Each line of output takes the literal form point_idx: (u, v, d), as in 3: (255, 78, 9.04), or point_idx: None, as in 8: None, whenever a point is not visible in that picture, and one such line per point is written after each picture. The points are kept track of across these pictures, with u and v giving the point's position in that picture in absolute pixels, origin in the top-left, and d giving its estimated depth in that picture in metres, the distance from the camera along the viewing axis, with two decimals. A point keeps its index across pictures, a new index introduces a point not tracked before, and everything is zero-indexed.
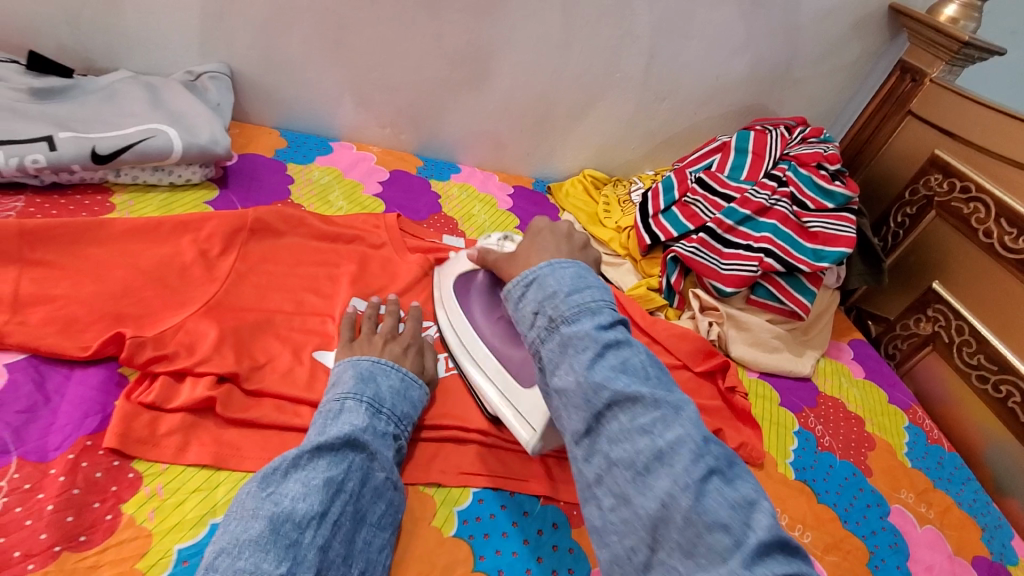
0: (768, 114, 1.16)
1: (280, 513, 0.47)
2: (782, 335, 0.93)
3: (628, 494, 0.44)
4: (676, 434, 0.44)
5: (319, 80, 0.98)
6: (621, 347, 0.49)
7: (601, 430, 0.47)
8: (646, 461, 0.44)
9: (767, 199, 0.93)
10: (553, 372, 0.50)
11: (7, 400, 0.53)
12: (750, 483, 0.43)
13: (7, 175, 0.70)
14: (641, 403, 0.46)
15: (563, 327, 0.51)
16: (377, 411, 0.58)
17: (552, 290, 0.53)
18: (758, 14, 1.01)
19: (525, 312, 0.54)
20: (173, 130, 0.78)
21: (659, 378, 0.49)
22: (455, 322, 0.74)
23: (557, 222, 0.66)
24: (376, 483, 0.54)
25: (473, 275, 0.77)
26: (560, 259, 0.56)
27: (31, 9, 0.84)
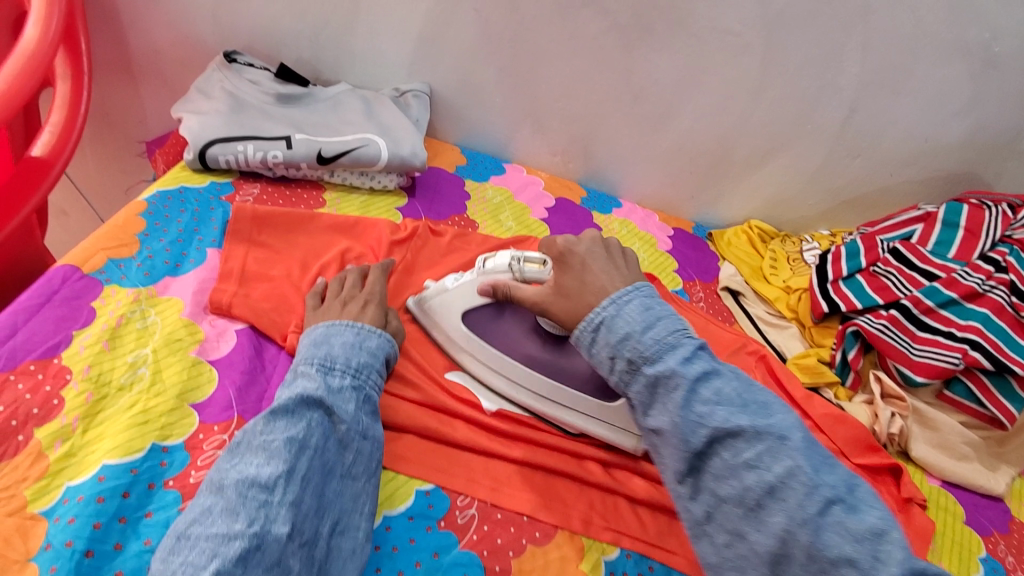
0: (981, 186, 1.02)
1: (244, 479, 0.46)
2: (976, 443, 0.80)
3: (743, 529, 0.48)
4: (785, 466, 0.46)
5: (504, 106, 1.03)
6: (711, 379, 0.51)
7: (706, 465, 0.50)
8: (757, 496, 0.47)
9: (980, 283, 0.82)
10: (648, 411, 0.53)
11: (234, 361, 0.60)
12: (873, 509, 0.45)
13: (251, 165, 0.82)
14: (742, 437, 0.48)
15: (645, 368, 0.52)
16: (329, 369, 0.56)
17: (626, 330, 0.54)
18: (991, 76, 0.90)
19: (601, 356, 0.55)
20: (382, 141, 0.87)
21: (754, 401, 0.50)
22: (491, 363, 0.68)
23: (588, 245, 0.63)
24: (342, 436, 0.53)
25: (482, 306, 0.68)
26: (622, 294, 0.56)
27: (284, 25, 0.98)
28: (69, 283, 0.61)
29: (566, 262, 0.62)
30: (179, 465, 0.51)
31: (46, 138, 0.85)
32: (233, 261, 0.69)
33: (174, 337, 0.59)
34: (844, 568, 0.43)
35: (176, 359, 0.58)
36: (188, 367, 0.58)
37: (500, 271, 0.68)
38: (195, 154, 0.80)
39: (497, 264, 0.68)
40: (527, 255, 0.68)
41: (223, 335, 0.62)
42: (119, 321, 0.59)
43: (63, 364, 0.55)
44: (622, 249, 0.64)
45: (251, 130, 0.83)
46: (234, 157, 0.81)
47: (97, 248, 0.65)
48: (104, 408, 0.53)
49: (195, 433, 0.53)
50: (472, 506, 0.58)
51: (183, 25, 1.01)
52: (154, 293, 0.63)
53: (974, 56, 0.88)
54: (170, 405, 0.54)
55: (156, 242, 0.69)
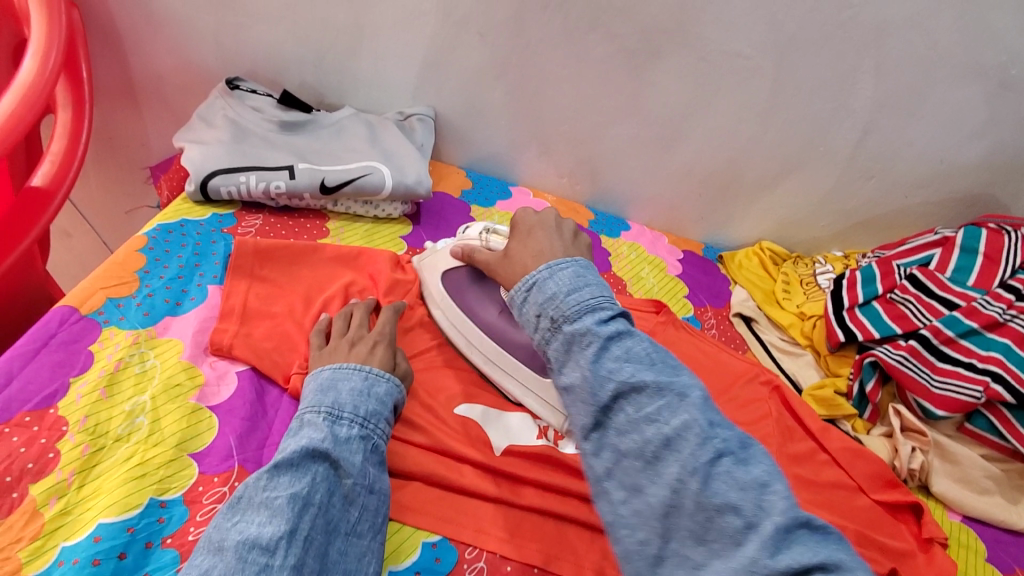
0: (999, 208, 0.99)
1: (244, 540, 0.44)
2: (997, 477, 0.78)
3: (640, 484, 0.44)
4: (682, 420, 0.43)
5: (510, 129, 1.02)
6: (624, 337, 0.48)
7: (609, 422, 0.46)
8: (655, 449, 0.43)
9: (1001, 313, 0.79)
10: (561, 370, 0.50)
11: (235, 407, 0.58)
12: (762, 463, 0.43)
13: (254, 195, 0.81)
14: (646, 392, 0.45)
15: (565, 327, 0.50)
16: (337, 417, 0.54)
17: (552, 291, 0.52)
18: (1010, 97, 0.87)
19: (528, 315, 0.53)
20: (386, 168, 0.85)
21: (664, 361, 0.48)
22: (454, 321, 0.73)
23: (542, 216, 0.63)
24: (347, 491, 0.51)
25: (459, 271, 0.74)
26: (559, 262, 0.54)
27: (287, 50, 0.97)
28: (66, 325, 0.60)
29: (517, 228, 0.64)
30: (177, 521, 0.50)
31: (47, 168, 0.84)
32: (234, 299, 0.67)
33: (173, 382, 0.58)
34: (726, 516, 0.40)
35: (176, 406, 0.56)
36: (187, 414, 0.56)
37: (470, 239, 0.72)
38: (196, 186, 0.79)
39: (469, 236, 0.73)
40: (496, 227, 0.72)
41: (224, 378, 0.61)
42: (117, 366, 0.58)
43: (60, 415, 0.53)
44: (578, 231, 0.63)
45: (253, 159, 0.82)
46: (236, 187, 0.80)
47: (96, 287, 0.64)
48: (100, 461, 0.52)
49: (194, 486, 0.52)
50: (480, 557, 0.57)
51: (186, 51, 1.00)
52: (153, 334, 0.62)
53: (992, 76, 0.86)
54: (169, 456, 0.53)
55: (156, 280, 0.68)
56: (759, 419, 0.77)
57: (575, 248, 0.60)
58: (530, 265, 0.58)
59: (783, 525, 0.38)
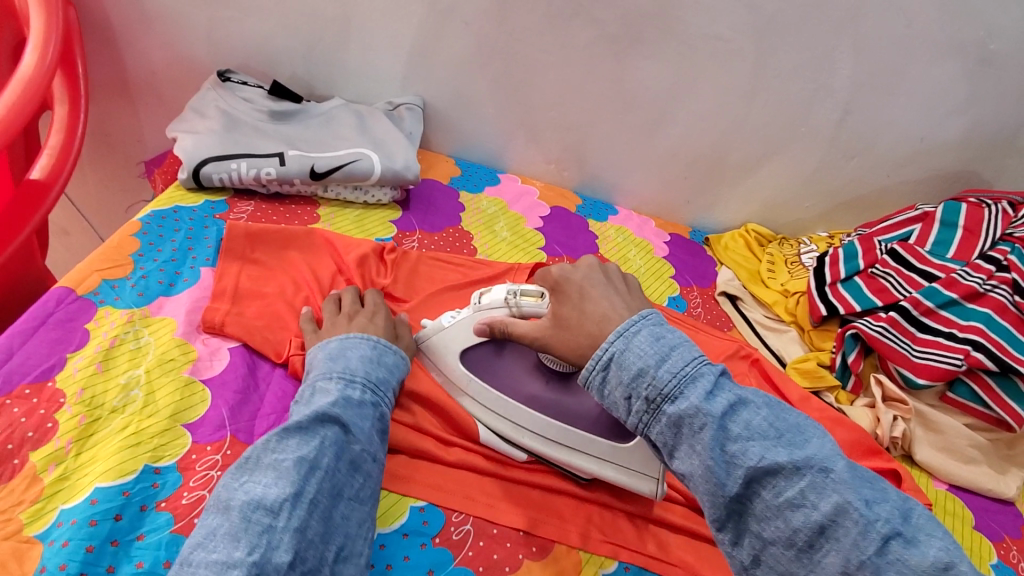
0: (981, 184, 1.01)
1: (250, 501, 0.45)
2: (983, 446, 0.79)
3: (794, 571, 0.43)
4: (833, 503, 0.42)
5: (497, 117, 1.03)
6: (739, 410, 0.46)
7: (747, 508, 0.45)
8: (807, 537, 0.43)
9: (981, 283, 0.81)
10: (672, 454, 0.47)
11: (226, 380, 0.60)
12: (926, 536, 0.42)
13: (245, 182, 0.83)
14: (782, 475, 0.44)
15: (666, 407, 0.46)
16: (349, 381, 0.56)
17: (639, 366, 0.47)
18: (986, 73, 0.89)
19: (615, 397, 0.49)
20: (375, 155, 0.87)
21: (787, 429, 0.46)
22: (493, 404, 0.65)
23: (585, 272, 0.59)
24: (354, 456, 0.52)
25: (480, 346, 0.66)
26: (628, 325, 0.50)
27: (277, 43, 0.99)
28: (63, 305, 0.62)
29: (563, 291, 0.58)
30: (171, 486, 0.51)
31: (45, 161, 0.86)
32: (227, 280, 0.69)
33: (167, 357, 0.60)
34: None
35: (169, 379, 0.58)
36: (181, 387, 0.58)
37: (496, 307, 0.64)
38: (189, 173, 0.81)
39: (496, 300, 0.64)
40: (524, 288, 0.63)
41: (216, 353, 0.62)
42: (112, 342, 0.60)
43: (57, 387, 0.55)
44: (622, 275, 0.60)
45: (244, 147, 0.84)
46: (227, 174, 0.82)
47: (91, 269, 0.66)
48: (97, 430, 0.54)
49: (187, 454, 0.54)
50: (467, 522, 0.58)
51: (178, 46, 1.02)
52: (147, 313, 0.64)
53: (968, 53, 0.87)
54: (163, 426, 0.55)
55: (150, 262, 0.69)
56: None
57: (632, 298, 0.57)
58: (597, 333, 0.53)
59: None
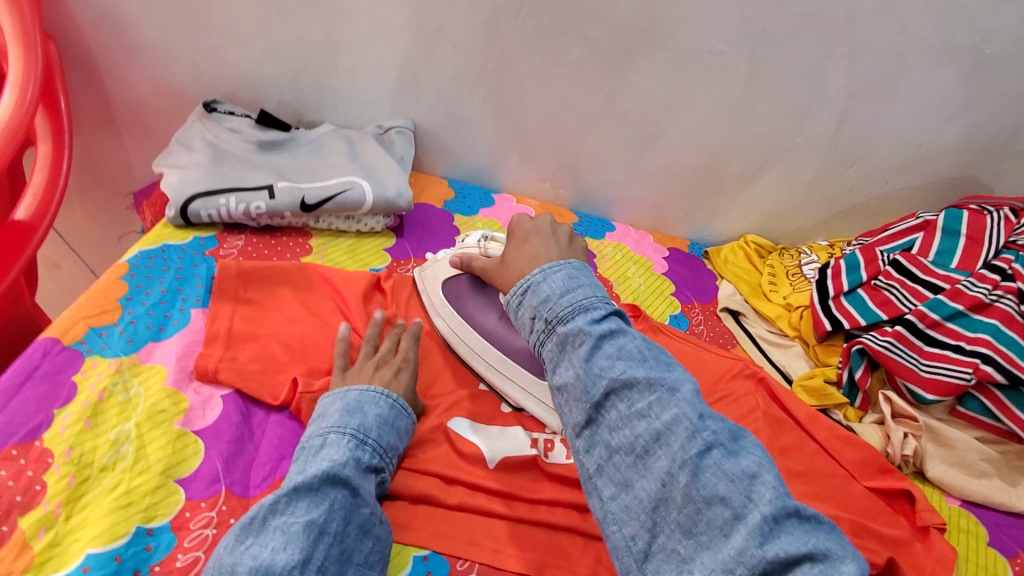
0: (981, 188, 1.00)
1: (257, 567, 0.44)
2: (994, 459, 0.77)
3: (631, 476, 0.44)
4: (673, 414, 0.43)
5: (489, 137, 1.02)
6: (617, 336, 0.48)
7: (600, 419, 0.46)
8: (645, 444, 0.43)
9: (986, 294, 0.79)
10: (553, 368, 0.49)
11: (220, 430, 0.59)
12: (751, 455, 0.43)
13: (234, 217, 0.81)
14: (637, 389, 0.45)
15: (559, 327, 0.49)
16: (362, 441, 0.55)
17: (546, 294, 0.51)
18: (982, 79, 0.88)
19: (523, 318, 0.52)
20: (367, 183, 0.86)
21: (656, 358, 0.47)
22: (455, 328, 0.73)
23: (538, 223, 0.63)
24: (364, 520, 0.50)
25: (459, 279, 0.75)
26: (553, 264, 0.53)
27: (264, 70, 0.97)
28: (50, 357, 0.60)
29: (512, 234, 0.63)
30: (164, 548, 0.50)
31: (29, 200, 0.85)
32: (219, 322, 0.67)
33: (158, 409, 0.58)
34: (715, 507, 0.40)
35: (161, 432, 0.57)
36: (173, 440, 0.57)
37: (469, 248, 0.74)
38: (177, 211, 0.79)
39: (468, 244, 0.74)
40: (493, 236, 0.74)
41: (209, 402, 0.61)
42: (101, 395, 0.58)
43: (45, 447, 0.53)
44: (572, 234, 0.63)
45: (232, 180, 0.83)
46: (216, 210, 0.80)
47: (78, 317, 0.64)
48: (87, 491, 0.52)
49: (181, 512, 0.52)
50: (472, 569, 0.56)
51: (164, 76, 1.01)
52: (137, 361, 0.62)
53: (963, 59, 0.86)
54: (155, 483, 0.53)
55: (139, 306, 0.68)
56: (748, 414, 0.77)
57: (571, 254, 0.60)
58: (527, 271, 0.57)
59: (769, 515, 0.39)
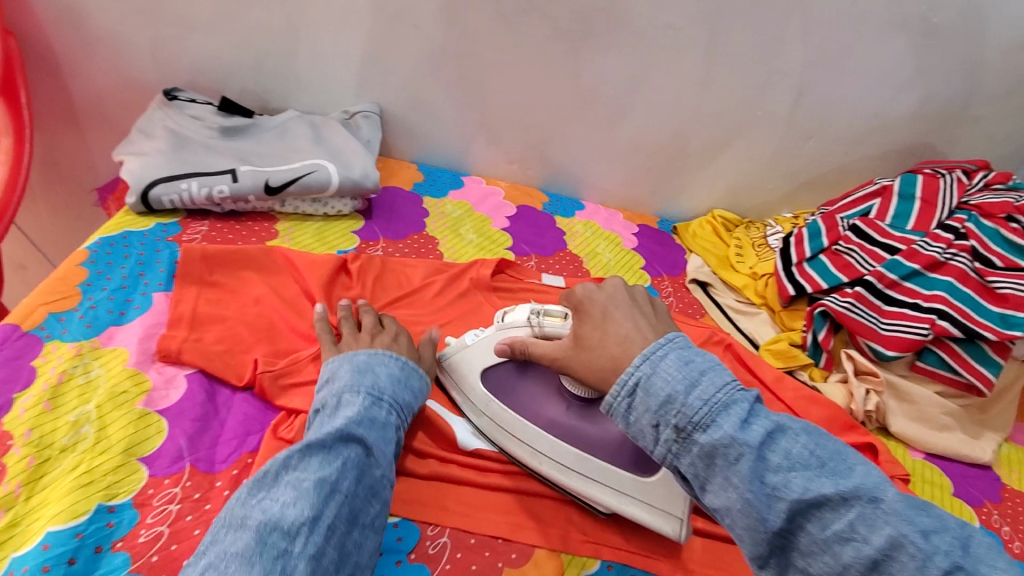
0: (936, 155, 1.03)
1: (267, 521, 0.43)
2: (955, 413, 0.80)
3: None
4: (886, 535, 0.39)
5: (456, 119, 1.02)
6: (777, 438, 0.43)
7: (791, 544, 0.42)
8: (859, 573, 0.39)
9: (941, 253, 0.82)
10: (705, 487, 0.44)
11: (184, 408, 0.58)
12: (990, 568, 0.38)
13: (197, 203, 0.80)
14: (829, 506, 0.40)
15: (698, 436, 0.44)
16: (376, 400, 0.55)
17: (665, 393, 0.45)
18: (932, 47, 0.91)
19: (642, 425, 0.46)
20: (332, 165, 0.86)
21: (829, 456, 0.43)
22: (512, 429, 0.63)
23: (609, 292, 0.57)
24: (374, 481, 0.50)
25: (501, 367, 0.66)
26: (654, 349, 0.48)
27: (225, 58, 0.96)
28: (8, 343, 0.59)
29: (585, 310, 0.56)
30: (127, 524, 0.50)
31: None
32: (183, 305, 0.66)
33: (119, 390, 0.58)
34: None
35: (123, 413, 0.56)
36: (135, 419, 0.56)
37: (517, 327, 0.64)
38: (138, 197, 0.79)
39: (516, 320, 0.64)
40: (546, 309, 0.63)
41: (172, 382, 0.60)
42: (60, 378, 0.57)
43: (5, 430, 0.53)
44: (649, 298, 0.58)
45: (194, 166, 0.82)
46: (178, 195, 0.79)
47: (36, 304, 0.63)
48: (48, 471, 0.52)
49: (144, 489, 0.52)
50: (444, 534, 0.57)
51: (122, 66, 0.99)
52: (97, 344, 0.61)
53: (913, 27, 0.89)
54: (116, 462, 0.53)
55: (99, 292, 0.67)
56: None
57: (659, 325, 0.54)
58: (619, 354, 0.51)
59: None
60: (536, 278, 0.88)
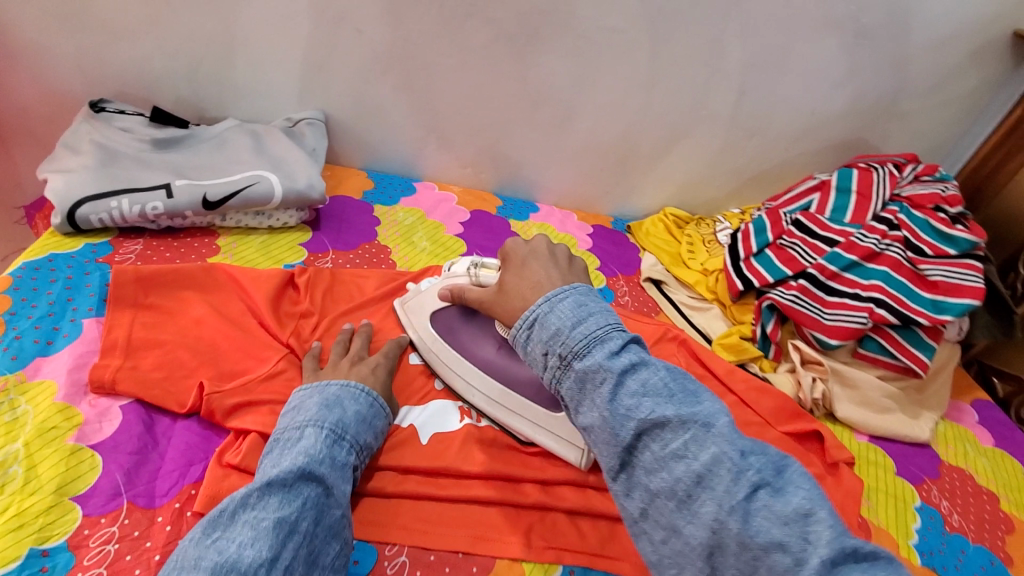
0: (870, 149, 1.08)
1: (222, 563, 0.40)
2: (895, 395, 0.84)
3: (677, 524, 0.44)
4: (711, 453, 0.43)
5: (405, 124, 1.00)
6: (639, 370, 0.47)
7: (636, 460, 0.46)
8: (687, 487, 0.43)
9: (877, 244, 0.85)
10: (578, 409, 0.49)
11: (120, 441, 0.55)
12: (799, 490, 0.42)
13: (130, 220, 0.76)
14: (669, 427, 0.45)
15: (575, 363, 0.48)
16: (338, 437, 0.54)
17: (556, 328, 0.49)
18: (862, 46, 0.95)
19: (535, 354, 0.51)
20: (275, 176, 0.83)
21: (682, 390, 0.46)
22: (451, 364, 0.70)
23: (534, 246, 0.60)
24: (334, 522, 0.48)
25: (448, 310, 0.72)
26: (557, 292, 0.52)
27: (157, 66, 0.92)
28: None
29: (509, 260, 0.60)
30: (62, 569, 0.47)
31: None
32: (117, 331, 0.63)
33: (48, 426, 0.54)
34: (774, 554, 0.39)
35: (52, 450, 0.53)
36: (66, 456, 0.53)
37: (458, 277, 0.71)
38: (64, 217, 0.74)
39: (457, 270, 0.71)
40: (483, 262, 0.70)
41: (106, 414, 0.57)
42: None
43: None
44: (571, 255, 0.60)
45: (125, 182, 0.78)
46: (108, 213, 0.75)
47: None
48: None
49: (78, 530, 0.49)
50: (403, 552, 0.56)
51: (44, 76, 0.93)
52: (23, 378, 0.57)
53: (843, 27, 0.92)
54: (47, 503, 0.50)
55: (24, 320, 0.63)
56: None
57: (576, 277, 0.57)
58: (530, 301, 0.55)
59: (829, 558, 0.37)
60: None
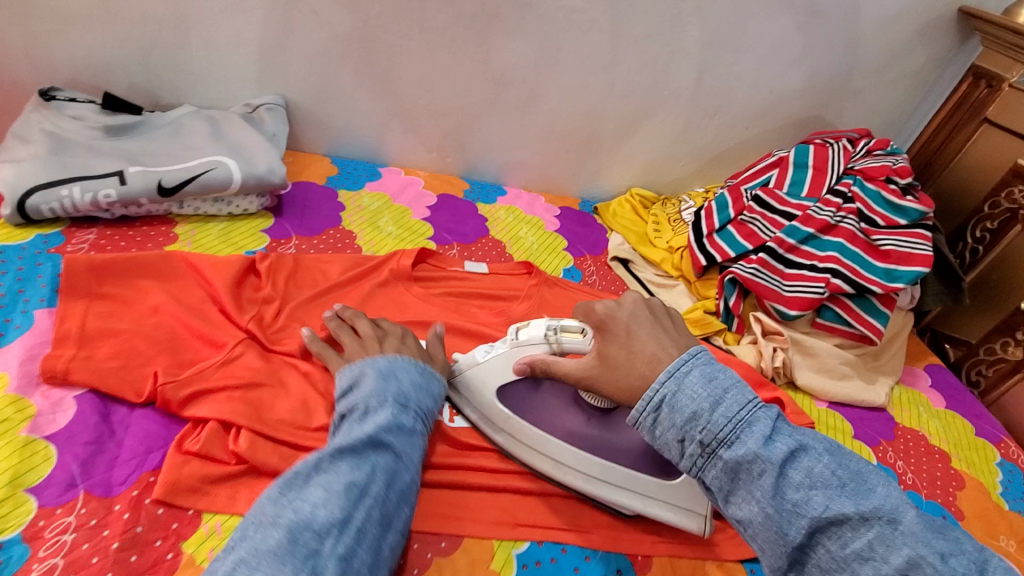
0: (826, 126, 1.11)
1: (300, 521, 0.45)
2: (852, 361, 0.87)
3: None
4: (904, 555, 0.40)
5: (367, 108, 0.99)
6: (799, 455, 0.45)
7: (809, 559, 0.44)
8: None
9: (832, 216, 0.88)
10: (728, 499, 0.47)
11: (75, 432, 0.54)
12: None
13: (82, 209, 0.74)
14: (847, 524, 0.43)
15: (722, 452, 0.46)
16: (403, 406, 0.56)
17: (692, 410, 0.46)
18: (815, 25, 0.97)
19: (666, 439, 0.48)
20: (233, 162, 0.81)
21: (851, 478, 0.45)
22: (532, 443, 0.64)
23: (630, 309, 0.57)
24: (401, 486, 0.52)
25: (517, 382, 0.66)
26: (678, 365, 0.49)
27: (106, 52, 0.89)
28: None
29: (611, 329, 0.56)
30: (17, 560, 0.46)
31: None
32: (69, 322, 0.61)
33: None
34: None
35: (4, 443, 0.52)
36: (18, 449, 0.52)
37: (535, 343, 0.63)
38: (12, 208, 0.72)
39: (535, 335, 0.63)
40: (564, 324, 0.62)
41: (60, 404, 0.56)
42: None
43: None
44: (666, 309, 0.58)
45: (76, 170, 0.75)
46: (59, 203, 0.73)
47: None
48: None
49: (34, 521, 0.48)
50: None
51: None
52: None
53: (797, 6, 0.94)
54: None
55: None
56: None
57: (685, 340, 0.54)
58: (651, 374, 0.51)
59: None
60: (457, 265, 0.88)
